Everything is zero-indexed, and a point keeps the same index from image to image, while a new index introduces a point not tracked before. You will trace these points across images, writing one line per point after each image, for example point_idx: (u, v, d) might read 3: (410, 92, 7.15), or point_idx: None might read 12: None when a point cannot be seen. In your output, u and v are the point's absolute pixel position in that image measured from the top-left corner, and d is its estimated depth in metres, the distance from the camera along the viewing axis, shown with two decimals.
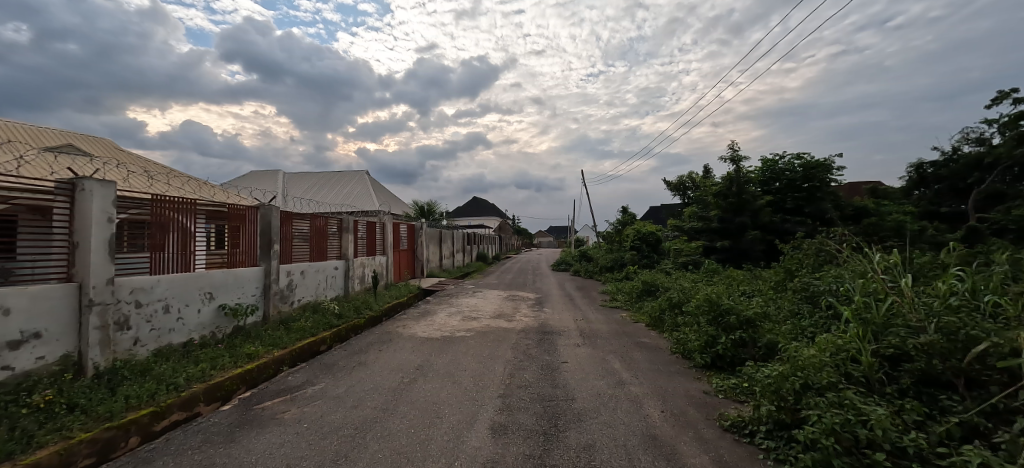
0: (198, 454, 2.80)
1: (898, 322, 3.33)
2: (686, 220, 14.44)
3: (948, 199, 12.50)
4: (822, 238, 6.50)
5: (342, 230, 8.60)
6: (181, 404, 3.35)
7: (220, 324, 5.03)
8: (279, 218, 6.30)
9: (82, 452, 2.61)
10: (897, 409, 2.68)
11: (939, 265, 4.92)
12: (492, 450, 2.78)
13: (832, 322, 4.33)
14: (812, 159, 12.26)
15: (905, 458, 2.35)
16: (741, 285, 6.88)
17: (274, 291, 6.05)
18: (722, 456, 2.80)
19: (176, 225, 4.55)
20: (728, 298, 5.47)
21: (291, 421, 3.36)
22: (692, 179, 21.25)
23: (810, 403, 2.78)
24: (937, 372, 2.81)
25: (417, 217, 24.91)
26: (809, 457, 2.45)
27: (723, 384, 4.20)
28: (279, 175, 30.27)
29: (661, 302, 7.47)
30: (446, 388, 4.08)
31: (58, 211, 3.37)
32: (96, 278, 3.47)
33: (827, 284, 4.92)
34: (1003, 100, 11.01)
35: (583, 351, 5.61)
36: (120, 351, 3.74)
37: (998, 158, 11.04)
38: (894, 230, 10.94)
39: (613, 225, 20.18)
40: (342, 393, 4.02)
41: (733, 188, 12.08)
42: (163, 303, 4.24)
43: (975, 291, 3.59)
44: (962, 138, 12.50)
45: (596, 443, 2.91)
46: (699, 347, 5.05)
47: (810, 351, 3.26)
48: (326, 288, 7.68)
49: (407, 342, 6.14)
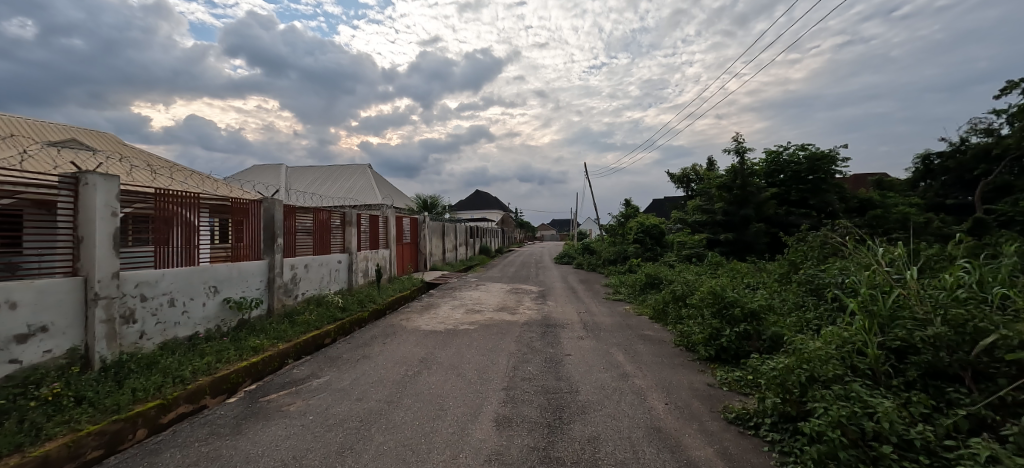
0: (204, 447, 2.82)
1: (904, 314, 3.27)
2: (689, 213, 14.29)
3: (955, 191, 12.40)
4: (827, 230, 6.38)
5: (344, 224, 8.60)
6: (187, 397, 3.38)
7: (224, 318, 5.04)
8: (281, 211, 6.28)
9: (89, 444, 2.63)
10: (904, 401, 2.67)
11: (946, 257, 4.84)
12: (496, 443, 2.78)
13: (837, 315, 4.34)
14: (817, 150, 12.13)
15: (913, 450, 2.34)
16: (746, 277, 6.88)
17: (277, 285, 6.05)
18: (726, 448, 2.80)
19: (179, 219, 4.55)
20: (732, 291, 5.45)
21: (297, 413, 3.38)
22: (696, 171, 21.29)
23: (815, 396, 2.77)
24: (944, 364, 2.79)
25: (419, 211, 25.11)
26: (815, 449, 2.43)
27: (727, 377, 4.21)
28: (281, 169, 30.47)
29: (665, 294, 7.42)
30: (449, 381, 4.09)
31: (62, 206, 3.39)
32: (102, 272, 3.49)
33: (832, 277, 4.89)
34: (1011, 90, 10.83)
35: (587, 344, 5.60)
36: (127, 344, 3.77)
37: (1006, 149, 10.85)
38: (899, 222, 10.89)
39: (615, 219, 20.21)
40: (347, 385, 4.05)
41: (737, 181, 12.06)
42: (168, 297, 4.25)
43: (982, 284, 3.53)
44: (969, 129, 12.34)
45: (600, 436, 2.92)
46: (703, 340, 5.05)
47: (816, 344, 3.21)
48: (329, 281, 7.68)
49: (411, 336, 6.12)
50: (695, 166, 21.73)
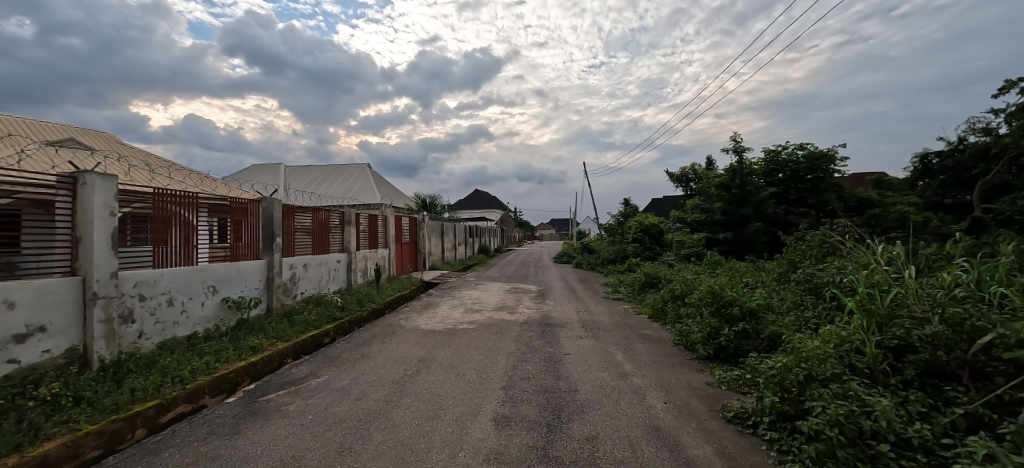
0: (203, 446, 2.82)
1: (902, 313, 3.28)
2: (688, 212, 14.30)
3: (954, 190, 12.41)
4: (826, 229, 6.39)
5: (343, 223, 8.59)
6: (186, 397, 3.38)
7: (223, 317, 5.04)
8: (280, 211, 6.28)
9: (89, 444, 2.63)
10: (902, 400, 2.68)
11: (944, 256, 4.85)
12: (496, 442, 2.78)
13: (835, 314, 4.35)
14: (815, 150, 12.14)
15: (910, 449, 2.35)
16: (744, 276, 6.89)
17: (276, 284, 6.04)
18: (725, 447, 2.81)
19: (178, 218, 4.54)
20: (731, 290, 5.46)
21: (296, 413, 3.38)
22: (695, 171, 21.32)
23: (813, 395, 2.78)
24: (942, 363, 2.80)
25: (418, 210, 25.09)
26: (813, 448, 2.45)
27: (725, 376, 4.22)
28: (281, 168, 30.45)
29: (663, 294, 7.42)
30: (449, 380, 4.10)
31: (60, 205, 3.38)
32: (100, 272, 3.48)
33: (831, 276, 4.90)
34: (1010, 89, 10.84)
35: (586, 344, 5.60)
36: (126, 344, 3.77)
37: (1004, 148, 10.87)
38: (898, 221, 10.91)
39: (614, 218, 20.22)
40: (346, 385, 4.05)
41: (736, 180, 12.08)
42: (167, 297, 4.25)
43: (980, 283, 3.54)
44: (968, 128, 12.35)
45: (599, 435, 2.93)
46: (702, 339, 5.06)
47: (814, 343, 3.22)
48: (328, 281, 7.68)
49: (410, 335, 6.13)
50: (694, 165, 21.76)
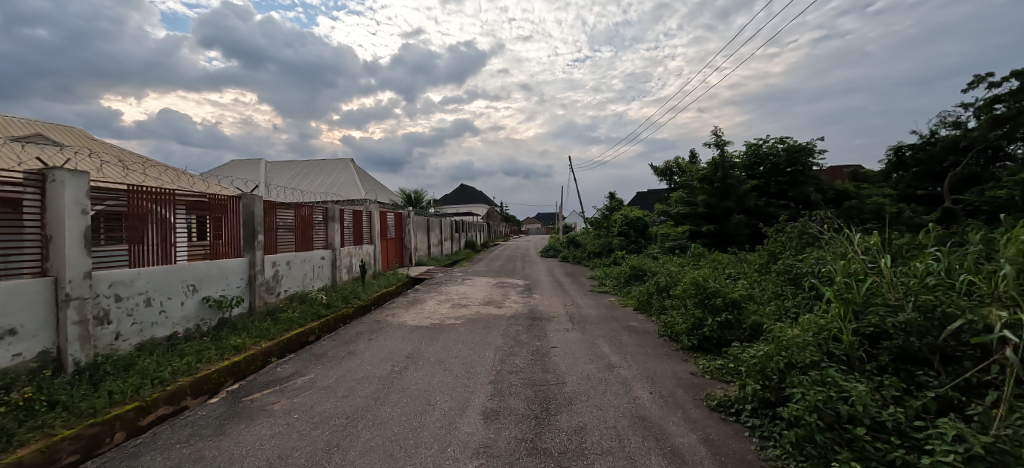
0: (186, 448, 2.77)
1: (877, 301, 3.39)
2: (673, 205, 14.52)
3: (926, 182, 12.80)
4: (805, 221, 6.55)
5: (327, 219, 8.45)
6: (167, 398, 3.30)
7: (204, 317, 4.93)
8: (261, 207, 6.14)
9: (66, 449, 2.55)
10: (877, 385, 2.78)
11: (917, 246, 5.03)
12: (484, 436, 2.80)
13: (814, 303, 4.49)
14: (795, 143, 12.41)
15: (884, 431, 2.44)
16: (727, 268, 7.03)
17: (259, 282, 5.93)
18: (709, 434, 2.88)
19: (154, 216, 4.40)
20: (714, 281, 5.56)
21: (281, 412, 3.33)
22: (679, 164, 21.59)
23: (793, 382, 2.85)
24: (915, 349, 2.91)
25: (403, 205, 24.81)
26: (794, 433, 2.53)
27: (709, 365, 4.31)
28: (261, 164, 29.76)
29: (648, 286, 7.53)
30: (437, 375, 4.09)
31: (29, 204, 3.24)
32: (73, 272, 3.36)
33: (810, 266, 5.04)
34: (979, 84, 11.23)
35: (573, 336, 5.66)
36: (101, 346, 3.65)
37: (973, 141, 11.32)
38: (873, 212, 11.26)
39: (600, 212, 20.36)
40: (333, 382, 4.01)
41: (718, 174, 12.32)
42: (145, 297, 4.13)
43: (950, 271, 3.69)
44: (939, 122, 12.79)
45: (587, 426, 2.97)
46: (686, 330, 5.14)
47: (794, 332, 3.30)
48: (312, 278, 7.57)
49: (397, 331, 6.10)
50: (678, 159, 22.03)
